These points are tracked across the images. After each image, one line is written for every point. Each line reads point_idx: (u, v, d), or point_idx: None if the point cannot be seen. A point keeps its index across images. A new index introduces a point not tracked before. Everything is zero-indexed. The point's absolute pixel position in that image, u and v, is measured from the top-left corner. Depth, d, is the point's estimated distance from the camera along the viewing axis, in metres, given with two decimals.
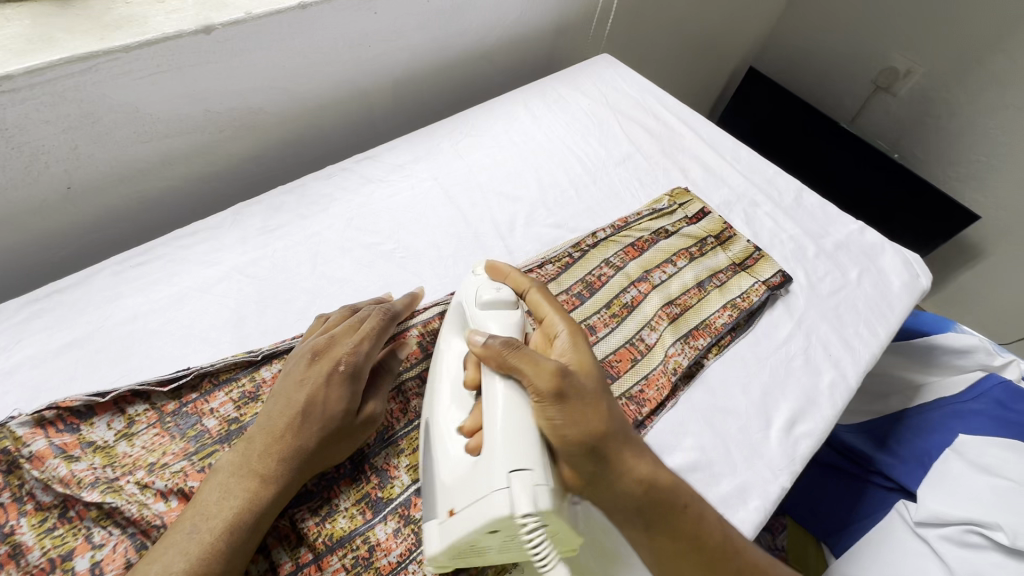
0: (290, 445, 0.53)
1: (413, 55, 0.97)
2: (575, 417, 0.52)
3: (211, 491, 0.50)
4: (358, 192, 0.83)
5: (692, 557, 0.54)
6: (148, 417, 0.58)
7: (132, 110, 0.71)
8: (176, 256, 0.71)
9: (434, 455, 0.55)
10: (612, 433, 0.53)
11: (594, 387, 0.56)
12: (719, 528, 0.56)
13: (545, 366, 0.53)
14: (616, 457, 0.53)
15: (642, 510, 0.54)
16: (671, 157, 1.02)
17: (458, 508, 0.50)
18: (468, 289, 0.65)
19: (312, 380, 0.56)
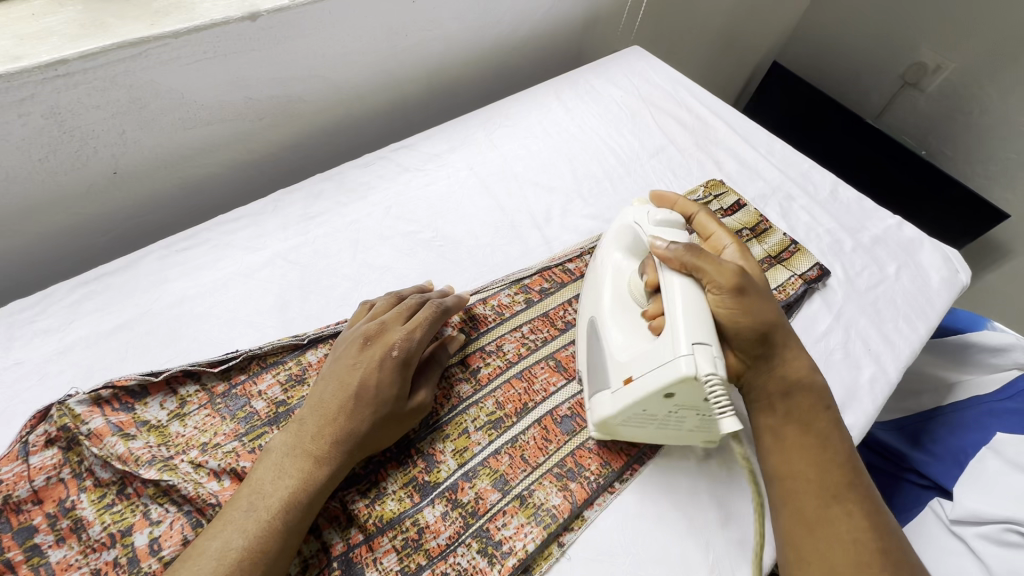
0: (343, 427, 0.54)
1: (448, 45, 0.97)
2: (751, 308, 0.60)
3: (266, 471, 0.51)
4: (395, 181, 0.84)
5: (810, 458, 0.58)
6: (198, 398, 0.59)
7: (178, 96, 0.72)
8: (220, 242, 0.72)
9: (608, 331, 0.62)
10: (776, 325, 0.62)
11: (763, 284, 0.65)
12: (846, 449, 0.60)
13: (727, 267, 0.59)
14: (776, 341, 0.62)
15: (788, 406, 0.61)
16: (704, 149, 1.01)
17: (636, 375, 0.56)
18: (631, 213, 0.68)
19: (364, 365, 0.57)
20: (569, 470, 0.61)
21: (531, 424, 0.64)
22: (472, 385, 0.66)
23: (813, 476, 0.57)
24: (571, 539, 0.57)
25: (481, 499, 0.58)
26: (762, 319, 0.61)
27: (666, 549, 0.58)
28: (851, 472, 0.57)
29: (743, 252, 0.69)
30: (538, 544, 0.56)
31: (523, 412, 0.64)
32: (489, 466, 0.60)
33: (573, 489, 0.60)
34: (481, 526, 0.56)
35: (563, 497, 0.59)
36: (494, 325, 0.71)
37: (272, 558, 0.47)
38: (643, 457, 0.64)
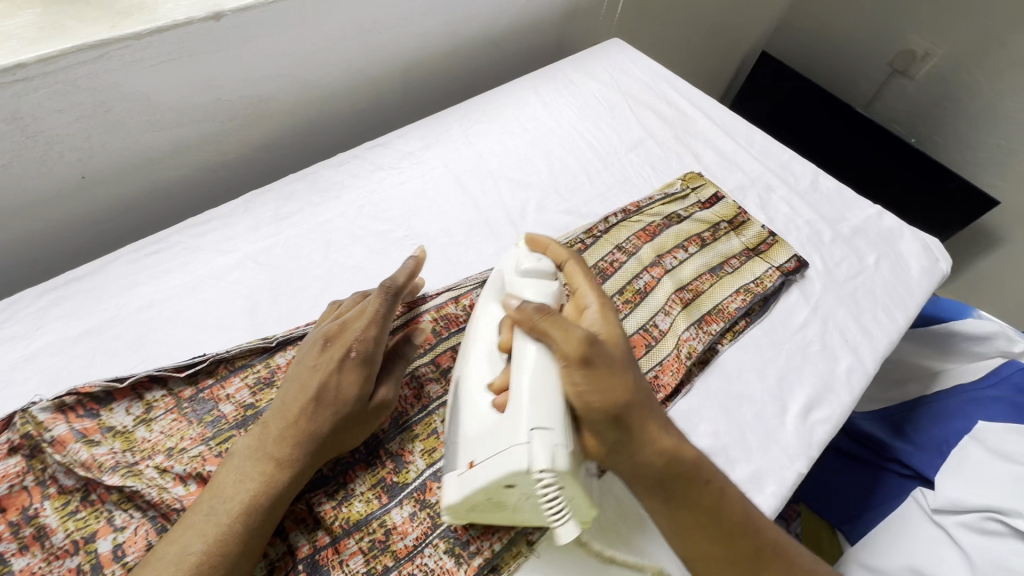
0: (304, 430, 0.53)
1: (423, 40, 0.96)
2: (602, 387, 0.53)
3: (228, 474, 0.51)
4: (369, 180, 0.83)
5: (715, 542, 0.54)
6: (165, 403, 0.59)
7: (144, 98, 0.71)
8: (190, 245, 0.72)
9: (464, 413, 0.56)
10: (638, 404, 0.54)
11: (621, 360, 0.56)
12: (738, 507, 0.55)
13: (574, 333, 0.54)
14: (637, 430, 0.53)
15: (665, 487, 0.54)
16: (683, 142, 1.00)
17: (477, 460, 0.51)
18: (509, 259, 0.67)
19: (324, 366, 0.57)
20: None
21: None
22: (442, 385, 0.66)
23: (728, 550, 0.54)
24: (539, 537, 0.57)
25: None
26: (616, 403, 0.53)
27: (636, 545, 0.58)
28: (750, 533, 0.55)
29: (607, 316, 0.61)
30: (505, 543, 0.56)
31: None
32: None
33: None
34: (448, 527, 0.56)
35: None
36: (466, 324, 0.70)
37: (233, 562, 0.48)
38: None
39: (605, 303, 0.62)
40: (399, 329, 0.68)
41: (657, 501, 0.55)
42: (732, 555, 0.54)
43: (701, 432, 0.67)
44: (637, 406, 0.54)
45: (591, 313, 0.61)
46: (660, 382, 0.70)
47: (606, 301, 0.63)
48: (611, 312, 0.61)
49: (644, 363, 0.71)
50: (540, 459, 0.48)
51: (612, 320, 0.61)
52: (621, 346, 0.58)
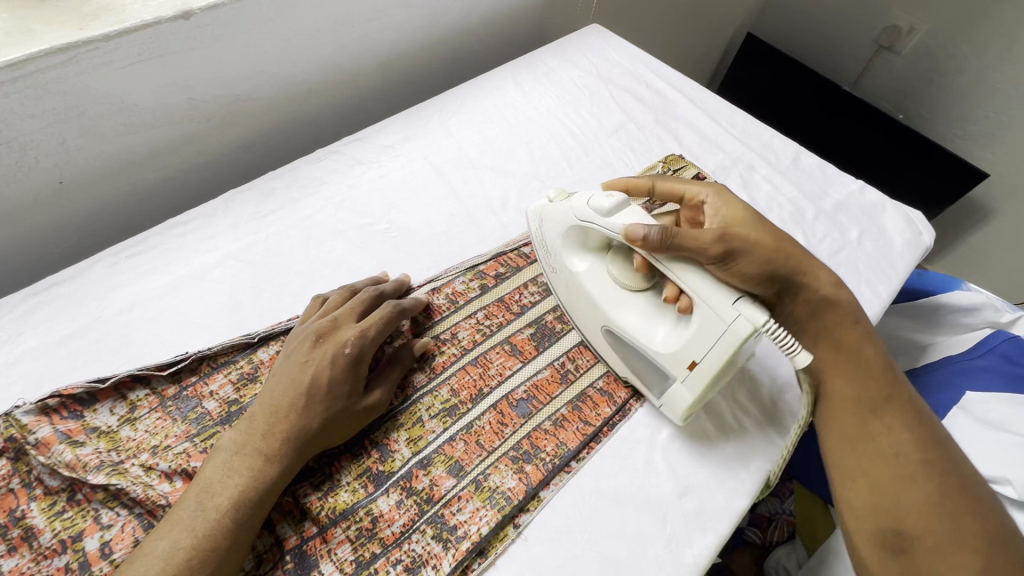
0: (294, 425, 0.54)
1: (399, 33, 0.96)
2: (749, 255, 0.62)
3: (214, 470, 0.51)
4: (348, 174, 0.83)
5: (890, 416, 0.59)
6: (149, 402, 0.59)
7: (117, 101, 0.71)
8: (170, 245, 0.72)
9: (624, 338, 0.64)
10: (783, 254, 0.65)
11: (755, 223, 0.65)
12: (881, 361, 0.64)
13: (705, 233, 0.60)
14: (790, 276, 0.65)
15: (867, 379, 0.62)
16: (664, 126, 1.00)
17: (698, 358, 0.57)
18: (563, 211, 0.68)
19: (316, 363, 0.57)
20: (525, 453, 0.61)
21: (486, 409, 0.64)
22: (426, 374, 0.66)
23: (891, 427, 0.58)
24: (526, 520, 0.57)
25: (436, 486, 0.58)
26: (770, 262, 0.64)
27: (625, 523, 0.58)
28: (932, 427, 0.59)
29: (723, 197, 0.68)
30: (492, 527, 0.56)
31: (478, 398, 0.65)
32: (444, 453, 0.60)
33: (529, 471, 0.60)
34: (436, 512, 0.57)
35: (517, 480, 0.59)
36: (449, 313, 0.71)
37: (223, 555, 0.48)
38: (599, 435, 0.64)
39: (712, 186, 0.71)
40: None
41: (852, 387, 0.62)
42: (868, 400, 0.61)
43: None
44: (792, 262, 0.65)
45: (712, 206, 0.68)
46: None
47: (711, 190, 0.70)
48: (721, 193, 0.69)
49: None
50: (742, 326, 0.53)
51: (728, 198, 0.69)
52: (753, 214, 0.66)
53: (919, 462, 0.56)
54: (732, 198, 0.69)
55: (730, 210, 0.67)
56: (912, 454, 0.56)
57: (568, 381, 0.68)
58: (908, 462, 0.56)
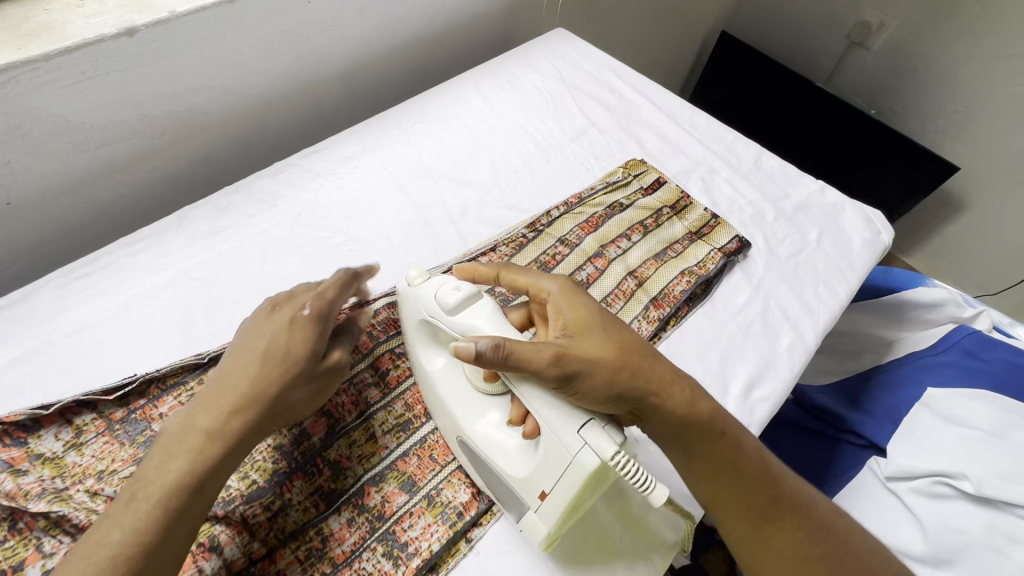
0: (244, 391, 0.51)
1: (357, 43, 0.95)
2: (592, 377, 0.52)
3: (153, 456, 0.47)
4: (306, 187, 0.83)
5: (785, 524, 0.54)
6: (96, 426, 0.58)
7: (63, 121, 0.70)
8: (122, 265, 0.71)
9: (485, 464, 0.58)
10: (632, 351, 0.56)
11: (599, 345, 0.55)
12: (757, 455, 0.56)
13: (541, 353, 0.51)
14: (639, 392, 0.54)
15: (748, 478, 0.55)
16: (627, 130, 1.00)
17: (548, 489, 0.52)
18: (415, 304, 0.62)
19: (273, 327, 0.56)
20: None
21: (441, 424, 0.65)
22: (381, 390, 0.66)
23: (785, 533, 0.54)
24: (479, 535, 0.58)
25: (388, 502, 0.58)
26: (619, 377, 0.53)
27: (578, 533, 0.59)
28: (812, 506, 0.56)
29: (573, 300, 0.59)
30: (443, 543, 0.57)
31: (432, 413, 0.66)
32: (397, 469, 0.61)
33: (481, 485, 0.61)
34: (387, 529, 0.57)
35: (470, 494, 0.60)
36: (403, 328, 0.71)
37: (176, 522, 0.45)
38: None
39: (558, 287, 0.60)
40: None
41: (740, 496, 0.55)
42: (760, 509, 0.55)
43: None
44: (633, 363, 0.54)
45: (561, 305, 0.59)
46: None
47: (562, 289, 0.60)
48: (568, 297, 0.59)
49: None
50: (591, 463, 0.48)
51: (579, 299, 0.59)
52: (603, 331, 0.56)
53: (823, 560, 0.53)
54: (585, 303, 0.59)
55: (579, 319, 0.57)
56: (813, 554, 0.53)
57: None
58: (811, 560, 0.53)
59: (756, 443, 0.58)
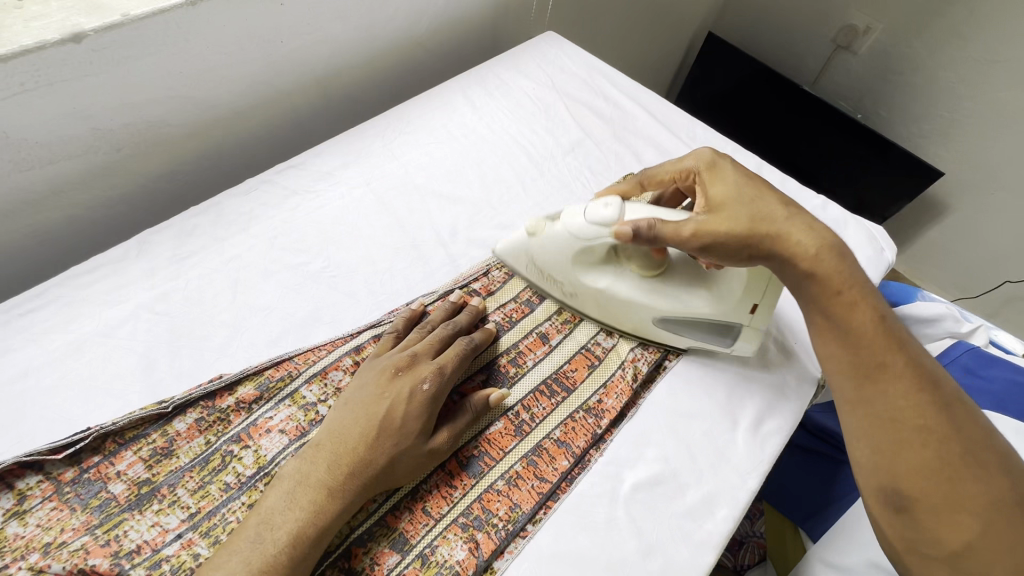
0: (360, 458, 0.53)
1: (337, 48, 0.89)
2: (723, 241, 0.60)
3: (277, 499, 0.52)
4: (282, 207, 0.76)
5: (891, 378, 0.53)
6: (42, 490, 0.52)
7: (1, 137, 0.62)
8: (74, 298, 0.64)
9: (670, 319, 0.69)
10: (766, 231, 0.59)
11: (730, 193, 0.62)
12: (885, 324, 0.55)
13: (683, 233, 0.60)
14: (781, 228, 0.58)
15: (872, 339, 0.55)
16: (623, 141, 0.96)
17: (759, 301, 0.66)
18: (552, 236, 0.70)
19: (392, 395, 0.57)
20: (476, 519, 0.57)
21: (433, 471, 0.59)
22: None
23: (892, 392, 0.53)
24: None
25: (378, 564, 0.54)
26: (752, 212, 0.60)
27: None
28: (944, 390, 0.53)
29: (710, 175, 0.65)
30: None
31: None
32: (386, 525, 0.56)
33: (479, 540, 0.56)
34: None
35: (468, 551, 0.55)
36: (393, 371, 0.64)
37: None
38: (557, 491, 0.60)
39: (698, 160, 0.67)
40: (315, 378, 0.62)
41: (851, 353, 0.56)
42: (866, 370, 0.54)
43: (649, 458, 0.63)
44: (761, 207, 0.60)
45: (707, 181, 0.65)
46: (604, 407, 0.66)
47: (699, 164, 0.67)
48: (704, 172, 0.66)
49: (587, 386, 0.68)
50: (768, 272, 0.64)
51: (717, 163, 0.66)
52: (737, 186, 0.62)
53: (919, 431, 0.50)
54: (717, 168, 0.65)
55: (725, 194, 0.62)
56: (907, 414, 0.51)
57: (523, 432, 0.63)
58: (906, 426, 0.51)
59: (884, 308, 0.57)
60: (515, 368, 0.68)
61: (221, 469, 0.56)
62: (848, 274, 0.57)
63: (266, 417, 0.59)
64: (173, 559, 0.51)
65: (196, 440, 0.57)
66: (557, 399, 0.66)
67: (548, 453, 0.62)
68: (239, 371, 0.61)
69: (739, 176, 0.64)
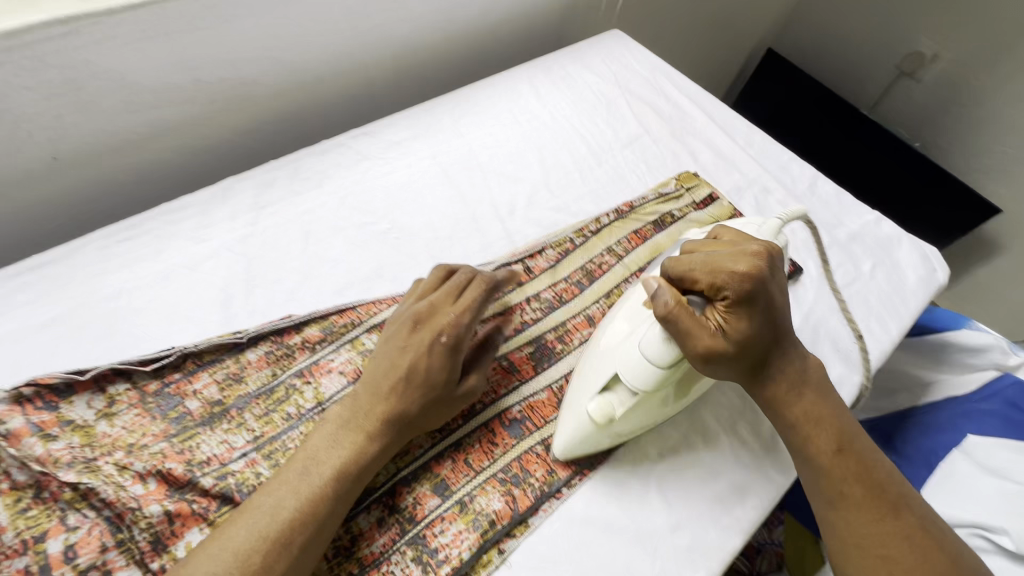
0: (392, 407, 0.55)
1: (415, 27, 0.93)
2: (712, 370, 0.55)
3: (321, 439, 0.54)
4: (354, 169, 0.81)
5: (854, 511, 0.53)
6: (129, 397, 0.57)
7: (117, 78, 0.68)
8: (164, 232, 0.70)
9: None
10: (761, 347, 0.55)
11: (753, 328, 0.54)
12: (858, 453, 0.55)
13: (695, 353, 0.53)
14: (773, 370, 0.57)
15: (837, 470, 0.54)
16: (681, 140, 0.98)
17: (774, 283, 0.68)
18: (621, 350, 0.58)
19: (414, 348, 0.58)
20: (514, 476, 0.60)
21: (477, 427, 0.62)
22: None
23: (852, 523, 0.53)
24: (512, 546, 0.56)
25: (419, 504, 0.57)
26: (757, 356, 0.56)
27: (613, 556, 0.57)
28: (909, 511, 0.54)
29: (750, 310, 0.53)
30: (474, 551, 0.55)
31: (470, 415, 0.63)
32: (430, 470, 0.59)
33: (516, 495, 0.58)
34: (417, 533, 0.55)
35: (504, 503, 0.57)
36: None
37: (323, 524, 0.50)
38: (593, 462, 0.63)
39: (750, 274, 0.53)
40: (374, 329, 0.66)
41: (816, 482, 0.55)
42: (831, 495, 0.55)
43: (684, 442, 0.65)
44: (776, 333, 0.56)
45: (745, 313, 0.53)
46: None
47: (742, 277, 0.53)
48: (748, 294, 0.53)
49: None
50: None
51: (765, 285, 0.53)
52: (767, 318, 0.55)
53: (882, 560, 0.52)
54: (763, 291, 0.53)
55: (745, 326, 0.54)
56: (872, 543, 0.52)
57: None
58: (871, 555, 0.52)
59: (856, 433, 0.56)
60: (561, 346, 0.70)
61: (284, 400, 0.60)
62: (818, 396, 0.57)
63: (328, 357, 0.63)
64: (238, 474, 0.55)
65: (264, 370, 0.61)
66: None
67: None
68: (308, 313, 0.65)
69: (776, 295, 0.55)
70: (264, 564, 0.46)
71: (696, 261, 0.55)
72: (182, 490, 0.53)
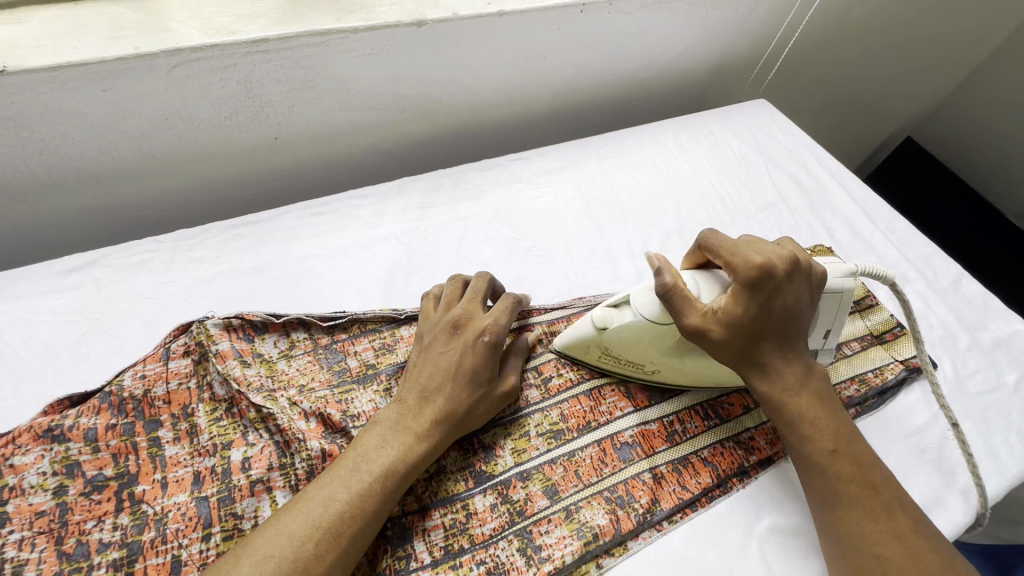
0: (450, 399, 0.58)
1: (580, 71, 1.02)
2: (713, 347, 0.59)
3: (393, 408, 0.58)
4: (508, 188, 0.89)
5: (850, 506, 0.54)
6: (305, 344, 0.67)
7: (343, 82, 0.81)
8: (347, 213, 0.81)
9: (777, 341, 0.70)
10: (766, 330, 0.58)
11: (749, 313, 0.57)
12: (855, 454, 0.56)
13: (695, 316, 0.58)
14: (762, 361, 0.58)
15: (831, 467, 0.55)
16: (819, 215, 0.98)
17: (833, 323, 0.68)
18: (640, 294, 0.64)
19: (457, 349, 0.61)
20: (619, 497, 0.62)
21: (590, 443, 0.65)
22: (541, 392, 0.68)
23: (850, 518, 0.54)
24: (609, 563, 0.58)
25: (530, 501, 0.60)
26: (752, 330, 0.58)
27: None
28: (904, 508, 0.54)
29: (754, 288, 0.57)
30: (575, 558, 0.57)
31: (585, 430, 0.66)
32: (543, 472, 0.63)
33: (620, 516, 0.60)
34: (524, 527, 0.59)
35: (608, 520, 0.60)
36: (595, 376, 0.71)
37: (400, 482, 0.54)
38: (696, 503, 0.63)
39: (761, 266, 0.56)
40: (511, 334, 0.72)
41: (811, 479, 0.57)
42: (821, 488, 0.56)
43: (790, 508, 0.64)
44: (768, 331, 0.58)
45: (755, 292, 0.57)
46: (754, 445, 0.68)
47: (753, 266, 0.57)
48: (750, 279, 0.56)
49: (740, 422, 0.70)
50: (849, 285, 0.66)
51: (776, 277, 0.57)
52: (763, 308, 0.57)
53: (878, 556, 0.51)
54: (773, 283, 0.56)
55: (739, 314, 0.57)
56: (868, 540, 0.52)
57: (673, 440, 0.67)
58: (866, 554, 0.52)
59: (852, 433, 0.58)
60: None
61: None
62: (820, 400, 0.58)
63: None
64: None
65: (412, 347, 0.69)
66: (709, 422, 0.70)
67: (693, 467, 0.66)
68: None
69: (785, 296, 0.58)
70: (348, 503, 0.50)
71: (725, 239, 0.61)
72: (335, 435, 0.60)
